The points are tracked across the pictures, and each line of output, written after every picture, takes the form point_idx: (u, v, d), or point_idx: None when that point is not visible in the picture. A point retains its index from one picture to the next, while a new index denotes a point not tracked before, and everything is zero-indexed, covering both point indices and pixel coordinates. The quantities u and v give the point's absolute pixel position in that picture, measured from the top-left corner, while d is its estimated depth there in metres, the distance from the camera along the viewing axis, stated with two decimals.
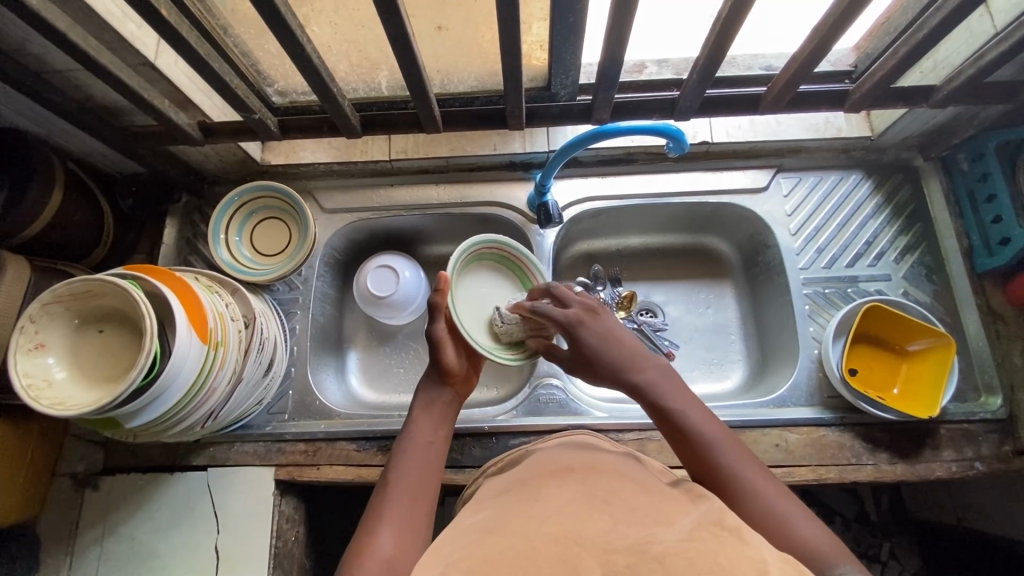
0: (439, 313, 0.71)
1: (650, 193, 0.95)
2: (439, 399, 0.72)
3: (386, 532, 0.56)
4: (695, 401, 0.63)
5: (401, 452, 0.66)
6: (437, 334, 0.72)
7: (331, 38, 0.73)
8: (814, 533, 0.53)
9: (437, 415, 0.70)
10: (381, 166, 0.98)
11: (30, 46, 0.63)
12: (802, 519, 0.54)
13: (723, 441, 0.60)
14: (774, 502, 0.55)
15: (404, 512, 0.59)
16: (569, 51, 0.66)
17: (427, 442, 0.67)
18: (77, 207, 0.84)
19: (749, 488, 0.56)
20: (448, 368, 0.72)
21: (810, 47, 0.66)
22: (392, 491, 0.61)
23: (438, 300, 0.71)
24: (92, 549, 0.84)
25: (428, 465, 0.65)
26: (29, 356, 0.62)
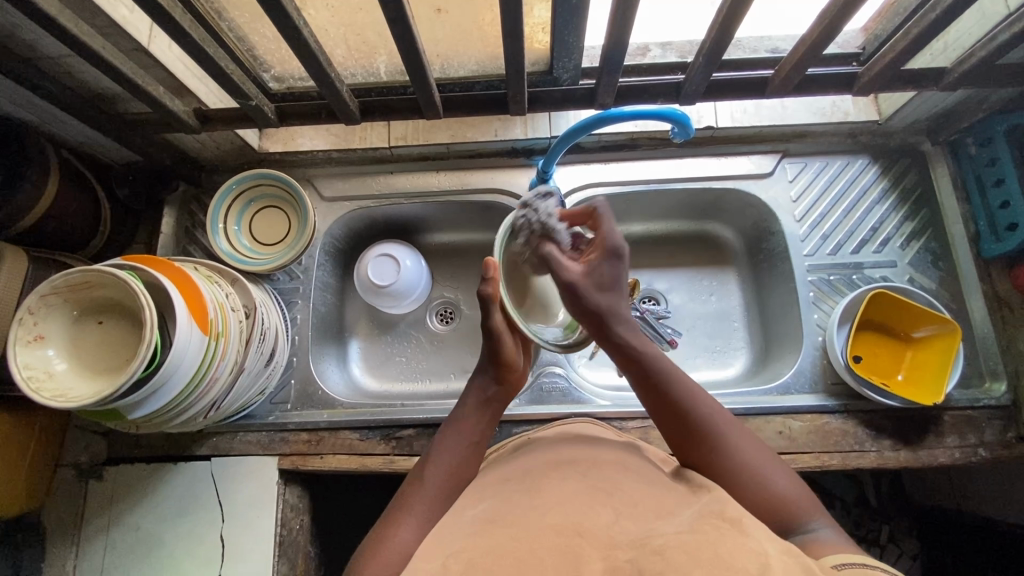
0: (493, 303, 0.67)
1: (653, 179, 0.94)
2: (489, 397, 0.69)
3: (412, 526, 0.57)
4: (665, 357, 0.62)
5: (440, 447, 0.65)
6: (495, 326, 0.68)
7: (328, 21, 0.72)
8: (785, 485, 0.55)
9: (485, 416, 0.68)
10: (380, 153, 0.96)
11: (20, 32, 0.62)
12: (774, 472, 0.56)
13: (696, 397, 0.59)
14: (749, 459, 0.56)
15: (431, 508, 0.59)
16: (571, 34, 0.65)
17: (470, 442, 0.66)
18: (73, 196, 0.83)
19: (723, 448, 0.57)
20: (506, 358, 0.70)
21: (819, 29, 0.64)
22: (426, 483, 0.61)
23: (489, 291, 0.66)
24: (97, 539, 0.85)
25: (466, 464, 0.64)
26: (29, 348, 0.61)
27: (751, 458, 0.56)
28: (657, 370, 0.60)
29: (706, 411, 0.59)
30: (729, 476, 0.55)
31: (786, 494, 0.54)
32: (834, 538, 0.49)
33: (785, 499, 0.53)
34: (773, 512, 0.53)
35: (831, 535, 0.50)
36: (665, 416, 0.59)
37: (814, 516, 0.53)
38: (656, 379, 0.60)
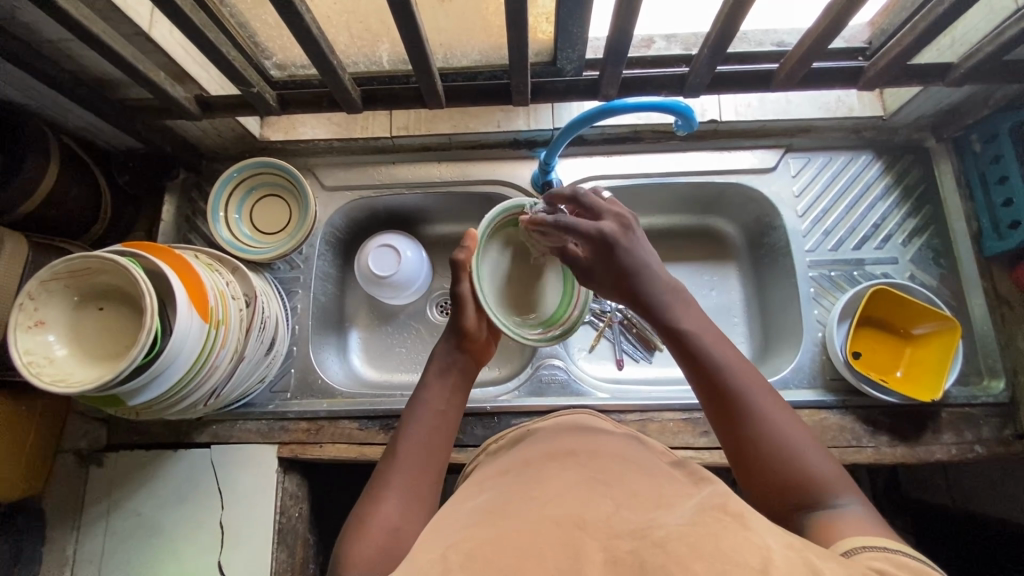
0: (464, 272, 0.72)
1: (656, 173, 0.94)
2: (454, 366, 0.70)
3: (392, 501, 0.57)
4: (713, 327, 0.62)
5: (411, 420, 0.65)
6: (463, 294, 0.72)
7: (331, 9, 0.71)
8: (818, 463, 0.54)
9: (450, 382, 0.69)
10: (382, 143, 0.96)
11: (20, 15, 0.61)
12: (809, 449, 0.55)
13: (741, 369, 0.58)
14: (783, 432, 0.55)
15: (411, 483, 0.60)
16: (575, 24, 0.64)
17: (438, 411, 0.66)
18: (74, 183, 0.82)
19: (761, 420, 0.55)
20: (467, 329, 0.72)
21: (825, 22, 0.64)
22: (400, 458, 0.62)
23: (461, 258, 0.71)
24: (97, 524, 0.85)
25: (438, 433, 0.65)
26: (29, 333, 0.61)
27: (789, 432, 0.55)
28: (698, 340, 0.60)
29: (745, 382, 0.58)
30: (764, 446, 0.54)
31: (818, 471, 0.53)
32: (864, 519, 0.49)
33: (817, 477, 0.52)
34: (802, 488, 0.52)
35: (858, 514, 0.50)
36: (703, 383, 0.59)
37: (844, 495, 0.52)
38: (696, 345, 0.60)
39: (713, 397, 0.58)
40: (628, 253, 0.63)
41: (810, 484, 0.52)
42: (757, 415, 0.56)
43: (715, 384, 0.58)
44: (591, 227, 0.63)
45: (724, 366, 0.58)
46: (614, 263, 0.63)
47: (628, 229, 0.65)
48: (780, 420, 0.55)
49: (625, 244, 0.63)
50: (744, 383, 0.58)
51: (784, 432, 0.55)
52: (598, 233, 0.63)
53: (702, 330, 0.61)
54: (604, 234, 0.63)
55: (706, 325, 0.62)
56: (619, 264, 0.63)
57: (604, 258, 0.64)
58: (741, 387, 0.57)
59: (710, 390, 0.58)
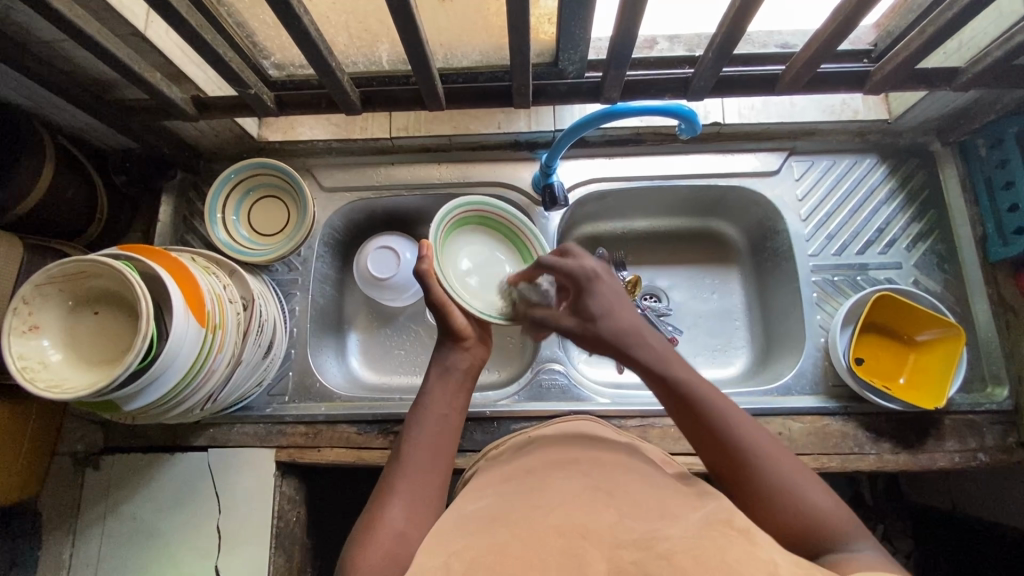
0: (432, 280, 0.67)
1: (658, 175, 0.93)
2: (455, 367, 0.69)
3: (398, 505, 0.56)
4: (703, 377, 0.60)
5: (413, 424, 0.64)
6: (437, 299, 0.68)
7: (330, 9, 0.70)
8: (824, 504, 0.52)
9: (452, 385, 0.68)
10: (381, 144, 0.95)
11: (15, 15, 0.60)
12: (815, 491, 0.53)
13: (737, 420, 0.57)
14: (786, 478, 0.54)
15: (416, 487, 0.59)
16: (577, 26, 0.63)
17: (440, 414, 0.65)
18: (69, 183, 0.81)
19: (761, 469, 0.54)
20: (457, 331, 0.70)
21: (833, 26, 0.63)
22: (404, 461, 0.61)
23: (424, 267, 0.66)
24: (94, 527, 0.85)
25: (441, 436, 0.64)
26: (23, 338, 0.60)
27: (790, 476, 0.54)
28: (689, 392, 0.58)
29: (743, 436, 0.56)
30: (769, 497, 0.53)
31: (825, 512, 0.52)
32: (874, 561, 0.47)
33: (826, 519, 0.51)
34: (813, 535, 0.51)
35: (872, 557, 0.48)
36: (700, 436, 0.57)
37: (857, 538, 0.50)
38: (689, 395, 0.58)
39: (709, 449, 0.57)
40: (607, 292, 0.65)
41: (820, 530, 0.51)
42: (755, 464, 0.54)
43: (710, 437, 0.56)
44: (575, 266, 0.65)
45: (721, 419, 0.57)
46: (593, 305, 0.64)
47: (609, 271, 0.67)
48: (779, 468, 0.54)
49: (606, 284, 0.65)
50: (743, 434, 0.56)
51: (786, 478, 0.54)
52: (577, 270, 0.65)
53: (692, 379, 0.60)
54: (581, 274, 0.65)
55: (695, 373, 0.60)
56: (595, 305, 0.64)
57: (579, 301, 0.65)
58: (736, 438, 0.56)
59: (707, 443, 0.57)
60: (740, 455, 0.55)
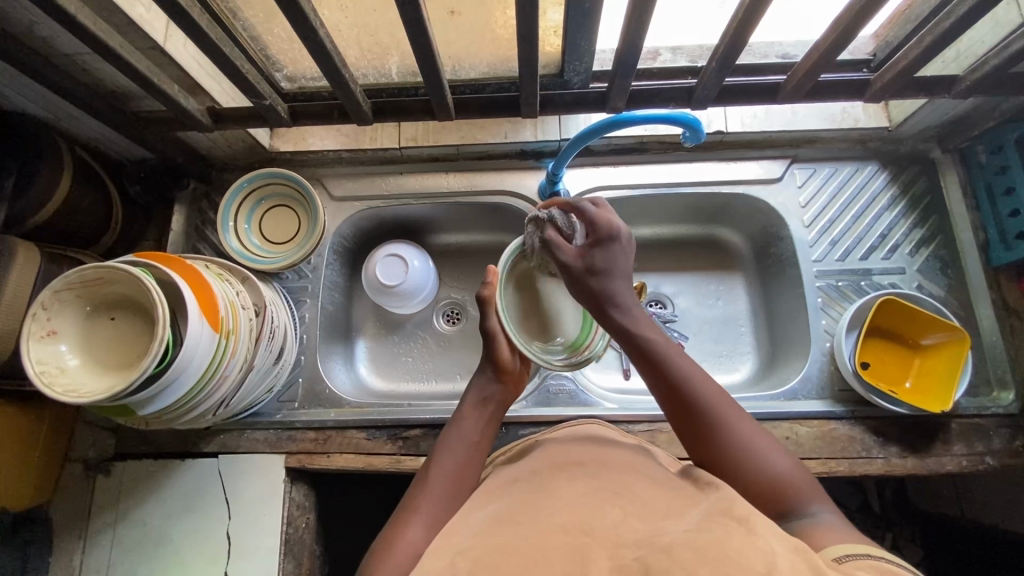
0: (490, 307, 0.72)
1: (662, 184, 0.95)
2: (487, 397, 0.71)
3: (419, 526, 0.56)
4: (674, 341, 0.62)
5: (443, 448, 0.66)
6: (492, 328, 0.73)
7: (342, 22, 0.72)
8: (786, 467, 0.56)
9: (485, 416, 0.70)
10: (390, 154, 0.97)
11: (38, 29, 0.62)
12: (777, 454, 0.56)
13: (697, 375, 0.59)
14: (745, 437, 0.57)
15: (437, 508, 0.59)
16: (584, 37, 0.65)
17: (473, 442, 0.67)
18: (85, 193, 0.83)
19: (727, 430, 0.57)
20: (502, 363, 0.72)
21: (832, 36, 0.65)
22: (431, 483, 0.62)
23: (485, 294, 0.73)
24: (104, 533, 0.85)
25: (469, 462, 0.65)
26: (42, 343, 0.62)
27: (754, 439, 0.57)
28: (661, 351, 0.60)
29: (703, 391, 0.58)
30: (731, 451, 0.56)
31: (787, 476, 0.55)
32: (833, 524, 0.50)
33: (785, 478, 0.54)
34: (771, 494, 0.54)
35: (829, 521, 0.51)
36: (666, 391, 0.59)
37: (815, 500, 0.53)
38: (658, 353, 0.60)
39: (676, 401, 0.59)
40: (619, 256, 0.64)
41: (777, 487, 0.54)
42: (713, 418, 0.57)
43: (677, 393, 0.59)
44: (608, 219, 0.65)
45: (684, 375, 0.59)
46: (602, 262, 0.64)
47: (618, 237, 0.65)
48: (743, 430, 0.57)
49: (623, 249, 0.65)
50: (707, 391, 0.58)
51: (751, 440, 0.57)
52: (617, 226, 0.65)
53: (662, 339, 0.61)
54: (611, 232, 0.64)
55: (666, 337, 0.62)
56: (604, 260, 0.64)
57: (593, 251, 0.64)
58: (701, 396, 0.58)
59: (671, 395, 0.59)
60: (702, 413, 0.57)
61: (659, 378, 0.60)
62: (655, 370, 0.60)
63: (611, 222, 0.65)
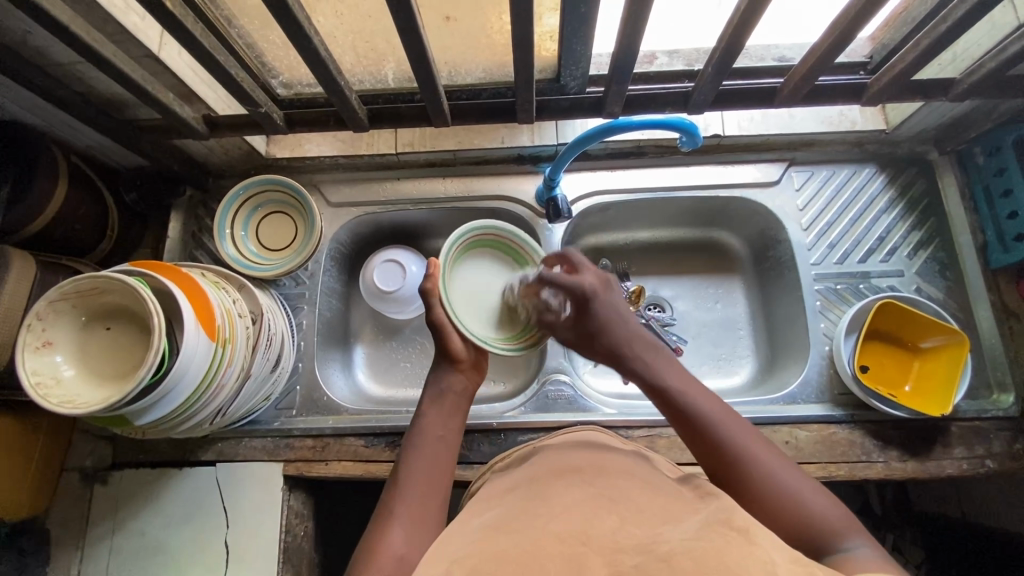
0: (433, 298, 0.72)
1: (660, 187, 0.94)
2: (449, 388, 0.71)
3: (397, 529, 0.56)
4: (696, 383, 0.64)
5: (410, 446, 0.65)
6: (437, 320, 0.72)
7: (337, 29, 0.72)
8: (824, 506, 0.54)
9: (447, 406, 0.69)
10: (387, 160, 0.97)
11: (31, 39, 0.62)
12: (811, 492, 0.55)
13: (721, 419, 0.60)
14: (776, 477, 0.56)
15: (414, 509, 0.59)
16: (580, 42, 0.65)
17: (438, 436, 0.66)
18: (81, 201, 0.83)
19: (757, 471, 0.56)
20: (455, 354, 0.72)
21: (829, 40, 0.64)
22: (403, 484, 0.61)
23: (428, 286, 0.72)
24: (102, 544, 0.85)
25: (439, 455, 0.64)
26: (37, 354, 0.61)
27: (787, 477, 0.56)
28: (684, 395, 0.62)
29: (728, 434, 0.59)
30: (765, 491, 0.55)
31: (826, 516, 0.53)
32: (873, 558, 0.49)
33: (822, 517, 0.53)
34: (809, 533, 0.52)
35: (868, 555, 0.49)
36: (693, 436, 0.60)
37: (853, 536, 0.52)
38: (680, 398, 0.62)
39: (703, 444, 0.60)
40: (607, 311, 0.69)
41: (815, 527, 0.53)
42: (742, 460, 0.57)
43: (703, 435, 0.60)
44: (579, 279, 0.69)
45: (709, 419, 0.60)
46: (599, 318, 0.69)
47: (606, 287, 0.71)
48: (774, 468, 0.56)
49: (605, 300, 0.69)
50: (732, 433, 0.59)
51: (782, 479, 0.56)
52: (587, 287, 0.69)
53: (683, 385, 0.63)
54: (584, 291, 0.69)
55: (690, 380, 0.64)
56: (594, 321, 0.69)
57: (583, 316, 0.70)
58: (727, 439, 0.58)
59: (699, 440, 0.60)
60: (730, 455, 0.58)
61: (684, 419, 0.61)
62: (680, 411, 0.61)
63: (582, 282, 0.69)
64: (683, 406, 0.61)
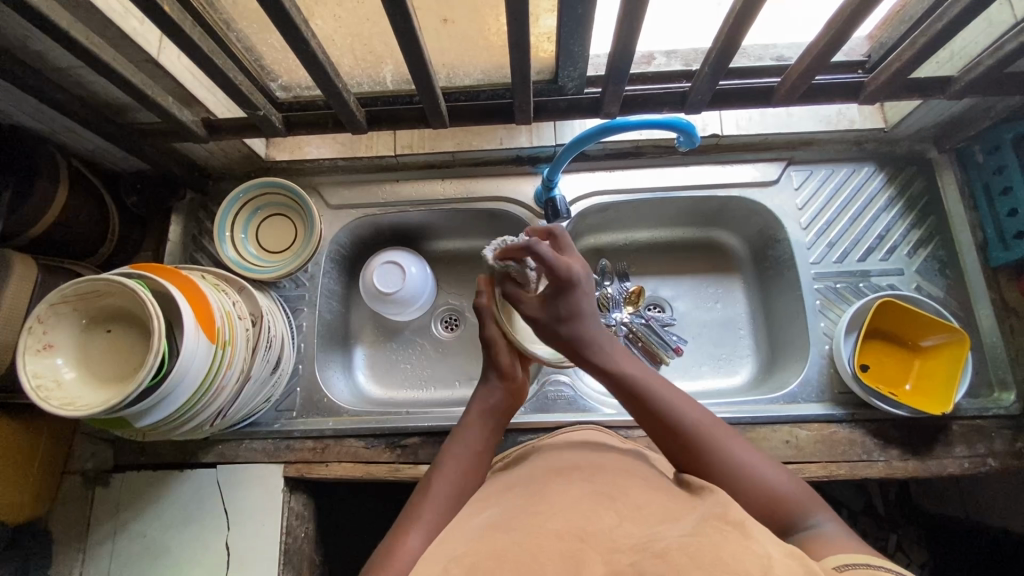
0: (487, 315, 0.73)
1: (658, 187, 0.94)
2: (494, 406, 0.70)
3: (419, 533, 0.56)
4: (655, 373, 0.64)
5: (446, 456, 0.65)
6: (491, 337, 0.72)
7: (335, 31, 0.72)
8: (783, 483, 0.56)
9: (486, 424, 0.69)
10: (386, 162, 0.97)
11: (31, 43, 0.62)
12: (771, 471, 0.56)
13: (682, 405, 0.60)
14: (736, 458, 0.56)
15: (438, 517, 0.58)
16: (577, 43, 0.65)
17: (476, 451, 0.66)
18: (81, 205, 0.83)
19: (717, 453, 0.57)
20: (503, 367, 0.71)
21: (825, 39, 0.65)
22: (432, 492, 0.61)
23: (481, 303, 0.73)
24: (103, 546, 0.85)
25: (475, 474, 0.64)
26: (38, 356, 0.61)
27: (745, 457, 0.57)
28: (643, 384, 0.61)
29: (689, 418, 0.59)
30: (725, 475, 0.55)
31: (785, 491, 0.55)
32: (834, 533, 0.50)
33: (784, 496, 0.54)
34: (771, 511, 0.54)
35: (834, 531, 0.51)
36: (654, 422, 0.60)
37: (815, 512, 0.54)
38: (637, 385, 0.61)
39: (662, 433, 0.59)
40: (580, 299, 0.65)
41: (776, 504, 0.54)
42: (702, 444, 0.57)
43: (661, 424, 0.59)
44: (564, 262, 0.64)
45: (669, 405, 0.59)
46: (564, 306, 0.65)
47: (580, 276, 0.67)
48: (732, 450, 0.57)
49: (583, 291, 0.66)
50: (692, 418, 0.59)
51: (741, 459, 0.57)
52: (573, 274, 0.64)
53: (641, 372, 0.63)
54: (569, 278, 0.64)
55: (646, 370, 0.63)
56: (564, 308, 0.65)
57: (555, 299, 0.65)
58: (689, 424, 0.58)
59: (659, 425, 0.59)
60: (690, 439, 0.58)
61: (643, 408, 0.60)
62: (640, 401, 0.61)
63: (567, 266, 0.64)
64: (640, 395, 0.61)
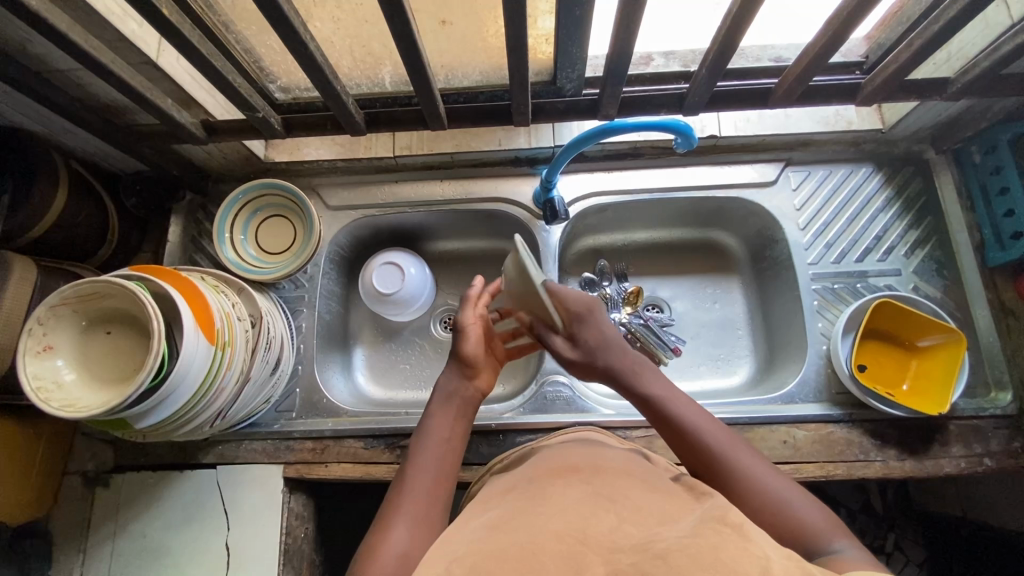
0: (469, 304, 0.76)
1: (656, 188, 0.95)
2: (454, 391, 0.71)
3: (401, 527, 0.56)
4: (685, 396, 0.65)
5: (416, 448, 0.65)
6: (464, 321, 0.74)
7: (333, 33, 0.72)
8: (805, 508, 0.54)
9: (452, 411, 0.69)
10: (385, 163, 0.97)
11: (31, 46, 0.62)
12: (794, 496, 0.56)
13: (709, 429, 0.62)
14: (760, 481, 0.57)
15: (419, 509, 0.59)
16: (575, 45, 0.65)
17: (444, 438, 0.66)
18: (81, 206, 0.83)
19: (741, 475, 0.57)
20: (467, 357, 0.72)
21: (822, 40, 0.65)
22: (408, 485, 0.61)
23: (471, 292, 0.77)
24: (104, 546, 0.85)
25: (444, 460, 0.64)
26: (38, 358, 0.62)
27: (771, 482, 0.57)
28: (669, 407, 0.64)
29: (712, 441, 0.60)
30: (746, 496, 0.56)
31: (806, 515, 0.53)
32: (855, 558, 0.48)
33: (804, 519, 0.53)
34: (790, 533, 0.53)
35: (855, 557, 0.49)
36: (682, 445, 0.62)
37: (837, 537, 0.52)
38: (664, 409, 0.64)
39: (690, 455, 0.61)
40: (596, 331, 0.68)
41: (799, 532, 0.52)
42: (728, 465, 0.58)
43: (692, 445, 0.61)
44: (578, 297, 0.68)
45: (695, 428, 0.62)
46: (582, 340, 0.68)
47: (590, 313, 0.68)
48: (759, 473, 0.57)
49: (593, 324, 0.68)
50: (717, 441, 0.60)
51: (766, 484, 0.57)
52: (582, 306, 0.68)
53: (669, 396, 0.65)
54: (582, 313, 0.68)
55: (678, 392, 0.65)
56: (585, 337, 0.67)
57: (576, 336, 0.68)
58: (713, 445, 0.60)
59: (686, 447, 0.62)
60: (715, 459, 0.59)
61: (672, 429, 0.63)
62: (668, 422, 0.63)
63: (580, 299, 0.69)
64: (671, 415, 0.63)
